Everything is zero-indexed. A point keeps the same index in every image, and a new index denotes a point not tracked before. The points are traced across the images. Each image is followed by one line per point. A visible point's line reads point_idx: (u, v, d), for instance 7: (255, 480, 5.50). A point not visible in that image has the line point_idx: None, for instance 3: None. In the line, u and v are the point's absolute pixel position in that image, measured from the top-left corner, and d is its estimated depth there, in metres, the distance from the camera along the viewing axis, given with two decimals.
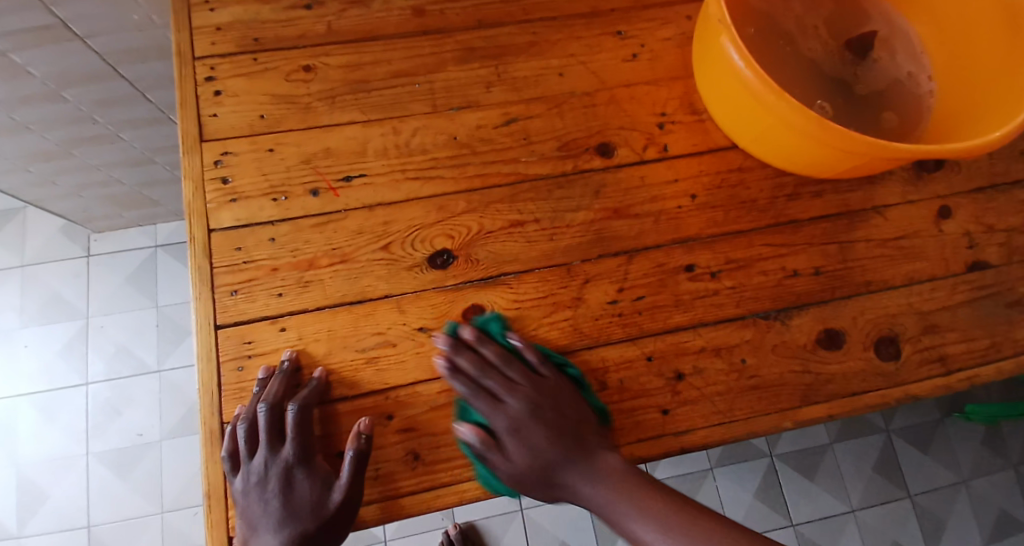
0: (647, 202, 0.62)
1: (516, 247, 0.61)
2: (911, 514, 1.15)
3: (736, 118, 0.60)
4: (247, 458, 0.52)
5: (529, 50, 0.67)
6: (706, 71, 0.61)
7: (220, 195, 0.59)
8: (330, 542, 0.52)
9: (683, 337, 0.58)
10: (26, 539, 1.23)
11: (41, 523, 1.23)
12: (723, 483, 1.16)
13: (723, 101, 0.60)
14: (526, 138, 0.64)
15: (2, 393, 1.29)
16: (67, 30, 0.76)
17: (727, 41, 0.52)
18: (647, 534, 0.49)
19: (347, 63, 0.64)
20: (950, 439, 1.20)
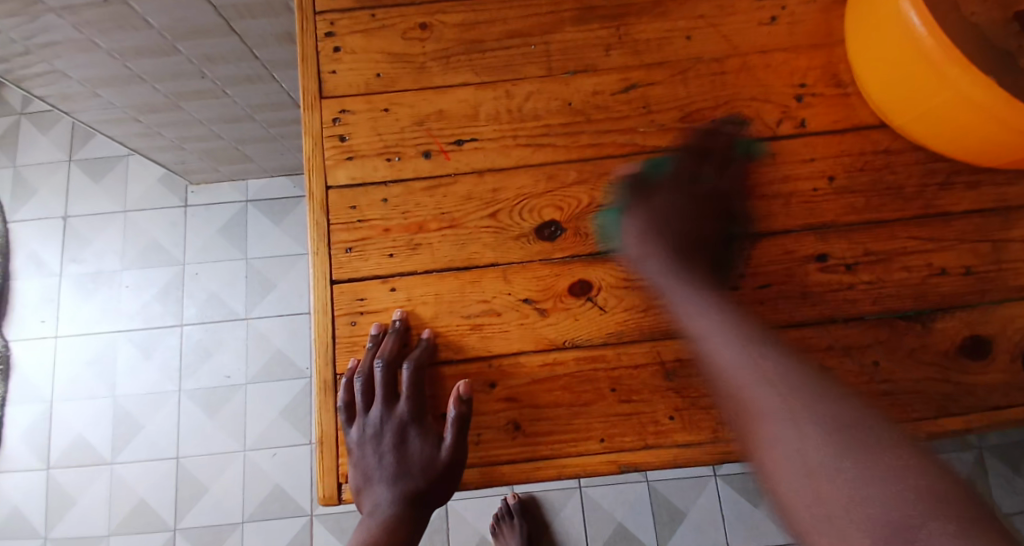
0: (777, 182, 0.57)
1: (628, 222, 0.58)
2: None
3: (892, 90, 0.53)
4: (362, 411, 0.53)
5: (653, 10, 0.62)
6: (863, 32, 0.55)
7: (338, 151, 0.60)
8: (436, 500, 0.53)
9: (808, 333, 0.55)
10: (118, 465, 1.34)
11: (134, 451, 1.34)
12: None
13: (878, 76, 0.54)
14: (645, 107, 0.60)
15: (104, 328, 1.39)
16: None
17: (906, 4, 0.47)
18: (769, 450, 0.44)
19: (463, 22, 0.62)
20: None
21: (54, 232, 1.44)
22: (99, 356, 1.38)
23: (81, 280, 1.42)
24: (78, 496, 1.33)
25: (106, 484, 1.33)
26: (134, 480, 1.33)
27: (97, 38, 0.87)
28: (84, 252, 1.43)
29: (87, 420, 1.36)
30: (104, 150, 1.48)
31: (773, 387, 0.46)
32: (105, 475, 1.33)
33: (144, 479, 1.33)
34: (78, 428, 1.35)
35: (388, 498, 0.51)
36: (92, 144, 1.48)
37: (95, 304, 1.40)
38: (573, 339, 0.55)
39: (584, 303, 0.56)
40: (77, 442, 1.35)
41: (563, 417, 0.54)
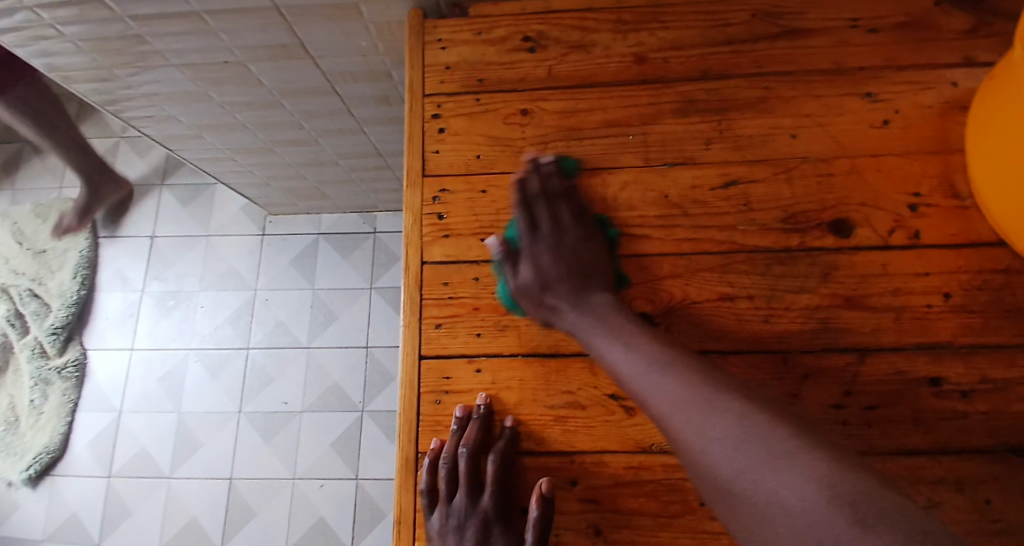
0: (887, 293, 0.55)
1: (723, 322, 0.56)
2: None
3: (1015, 211, 0.51)
4: (445, 496, 0.53)
5: (757, 106, 0.62)
6: (986, 148, 0.53)
7: (435, 230, 0.61)
8: None
9: (918, 462, 0.50)
10: (174, 482, 1.37)
11: (190, 469, 1.37)
12: None
13: (1000, 194, 0.52)
14: (746, 205, 0.59)
15: (177, 347, 1.46)
16: (302, 49, 0.81)
17: None
18: (704, 432, 0.41)
19: (562, 110, 0.64)
20: None
21: (142, 252, 1.54)
22: (169, 373, 1.44)
23: (162, 300, 1.50)
24: (131, 509, 1.36)
25: (161, 500, 1.36)
26: (188, 497, 1.35)
27: (213, 92, 0.93)
28: (167, 272, 1.51)
29: (151, 434, 1.40)
30: (193, 178, 1.58)
31: (675, 379, 0.45)
32: (161, 490, 1.36)
33: (197, 498, 1.35)
34: (142, 441, 1.40)
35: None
36: (183, 172, 1.59)
37: (172, 323, 1.48)
38: (660, 443, 0.53)
39: None
40: (138, 455, 1.39)
41: (647, 527, 0.52)
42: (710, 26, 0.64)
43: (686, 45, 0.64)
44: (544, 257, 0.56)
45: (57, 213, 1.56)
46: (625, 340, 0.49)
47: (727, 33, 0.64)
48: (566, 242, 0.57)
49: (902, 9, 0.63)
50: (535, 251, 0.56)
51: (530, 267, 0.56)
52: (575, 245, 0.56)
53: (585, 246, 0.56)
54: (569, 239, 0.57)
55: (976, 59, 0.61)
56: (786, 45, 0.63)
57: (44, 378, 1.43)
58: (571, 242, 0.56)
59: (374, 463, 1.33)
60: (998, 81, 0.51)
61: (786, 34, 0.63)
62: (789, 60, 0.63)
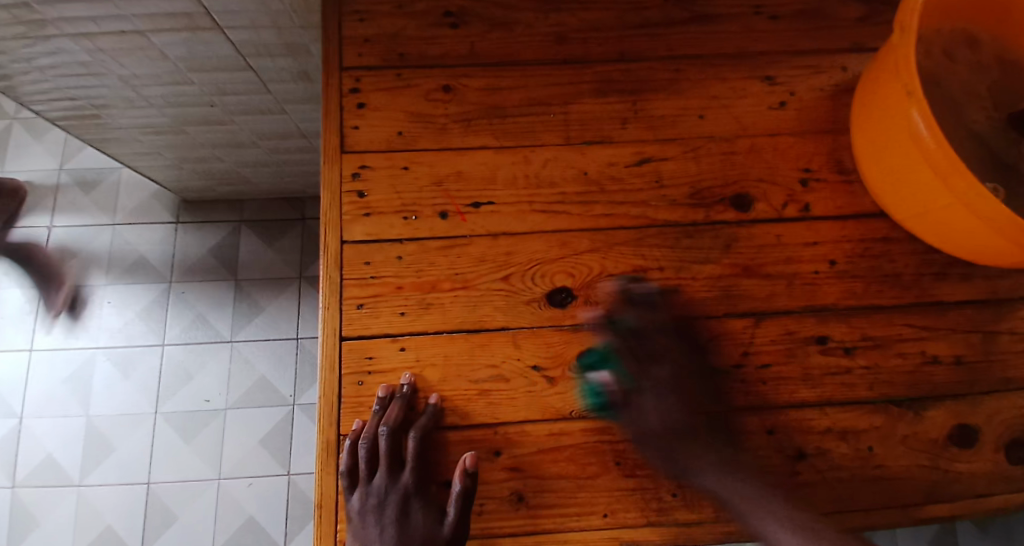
0: (783, 262, 0.59)
1: (638, 293, 0.59)
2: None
3: (894, 184, 0.56)
4: (366, 476, 0.53)
5: (670, 87, 0.65)
6: (870, 127, 0.58)
7: (354, 208, 0.60)
8: None
9: (809, 414, 0.55)
10: (86, 488, 1.28)
11: (102, 474, 1.28)
12: None
13: (882, 168, 0.57)
14: (659, 181, 0.62)
15: (81, 344, 1.36)
16: (209, 19, 0.77)
17: (917, 112, 0.49)
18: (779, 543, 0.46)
19: (484, 87, 0.64)
20: None
21: (37, 243, 1.41)
22: (74, 373, 1.34)
23: (62, 295, 1.38)
24: (38, 521, 1.26)
25: (71, 509, 1.26)
26: (101, 503, 1.27)
27: (111, 65, 0.87)
28: (68, 264, 1.40)
29: (54, 439, 1.30)
30: (95, 162, 1.47)
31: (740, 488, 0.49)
32: (71, 498, 1.27)
33: (111, 503, 1.27)
34: (44, 447, 1.30)
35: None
36: (82, 154, 1.47)
37: (75, 319, 1.37)
38: (580, 409, 0.56)
39: (593, 374, 0.56)
40: (40, 463, 1.29)
41: (567, 490, 0.54)
42: (626, 9, 0.67)
43: (604, 27, 0.67)
44: (658, 410, 0.53)
45: None
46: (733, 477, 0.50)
47: (642, 17, 0.67)
48: (655, 381, 0.53)
49: None
50: (657, 391, 0.53)
51: (658, 415, 0.52)
52: (671, 394, 0.53)
53: (677, 389, 0.53)
54: (661, 375, 0.54)
55: (860, 47, 0.67)
56: (696, 29, 0.67)
57: None
58: (671, 380, 0.54)
59: (304, 455, 1.30)
60: (880, 64, 0.56)
61: (696, 19, 0.67)
62: (699, 43, 0.66)
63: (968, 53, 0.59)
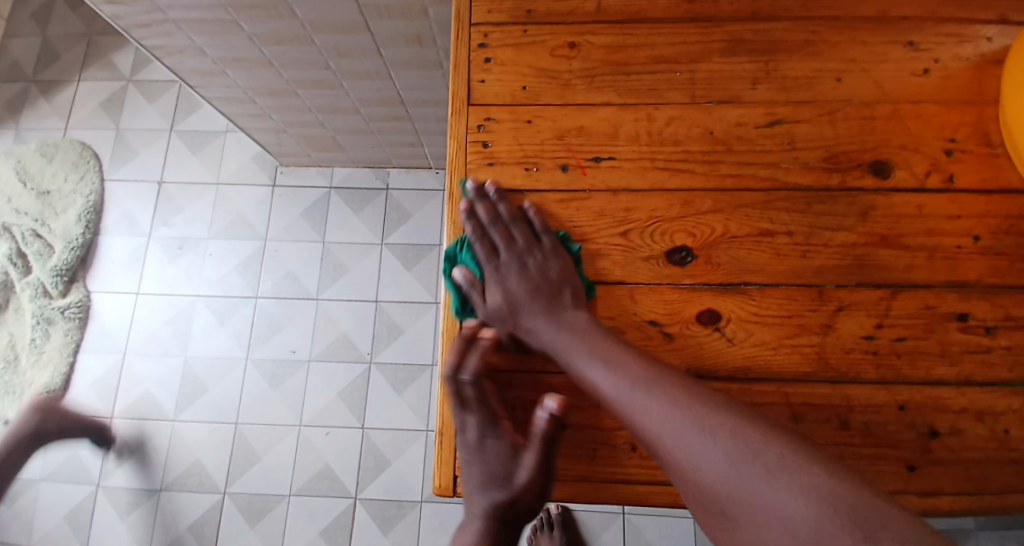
0: (922, 234, 0.56)
1: (762, 257, 0.57)
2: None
3: None
4: (449, 413, 0.55)
5: (804, 49, 0.63)
6: (1022, 103, 0.54)
7: (478, 157, 0.61)
8: (522, 512, 0.53)
9: (943, 392, 0.53)
10: (179, 424, 1.38)
11: (196, 412, 1.39)
12: None
13: None
14: (790, 143, 0.60)
15: (183, 291, 1.46)
16: None
17: None
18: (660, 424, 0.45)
19: (610, 45, 0.64)
20: None
21: (152, 196, 1.53)
22: (176, 317, 1.45)
23: (169, 245, 1.49)
24: (134, 451, 1.37)
25: (165, 442, 1.37)
26: (192, 441, 1.37)
27: (244, 23, 0.93)
28: (175, 218, 1.51)
29: (155, 377, 1.41)
30: (205, 123, 1.57)
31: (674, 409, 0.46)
32: (165, 433, 1.38)
33: (201, 442, 1.37)
34: (145, 384, 1.41)
35: (482, 507, 0.52)
36: (194, 115, 1.58)
37: (179, 268, 1.48)
38: (698, 367, 0.54)
39: (712, 333, 0.55)
40: (141, 399, 1.40)
41: None
42: None
43: None
44: (510, 280, 0.56)
45: (63, 153, 1.55)
46: (563, 327, 0.53)
47: None
48: (501, 267, 0.56)
49: None
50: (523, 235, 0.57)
51: (497, 290, 0.56)
52: (540, 268, 0.56)
53: (559, 272, 0.56)
54: (507, 265, 0.56)
55: (1017, 13, 0.62)
56: None
57: (46, 317, 1.43)
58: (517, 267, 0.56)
59: (382, 409, 1.36)
60: None
61: None
62: (836, 6, 0.64)
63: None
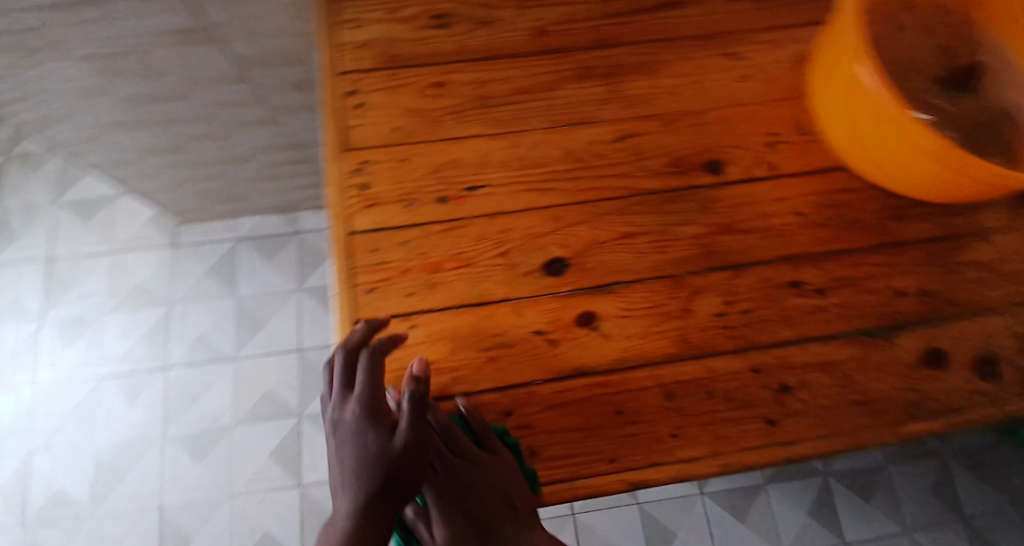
0: (755, 218, 0.65)
1: (626, 258, 0.65)
2: (970, 541, 1.16)
3: (857, 141, 0.62)
4: (338, 394, 0.53)
5: (640, 70, 0.71)
6: (827, 94, 0.64)
7: (359, 200, 0.64)
8: (399, 501, 0.48)
9: (787, 351, 0.61)
10: (98, 518, 1.29)
11: (115, 501, 1.30)
12: (778, 500, 1.20)
13: (845, 128, 0.63)
14: (638, 154, 0.68)
15: (88, 373, 1.38)
16: (213, 35, 0.82)
17: (865, 68, 0.54)
18: None
19: (474, 80, 0.69)
20: (1015, 469, 1.20)
21: (42, 276, 1.45)
22: (83, 402, 1.37)
23: (67, 324, 1.41)
24: None
25: (82, 538, 1.28)
26: (114, 533, 1.28)
27: (119, 86, 0.91)
28: (70, 295, 1.44)
29: (65, 470, 1.32)
30: (93, 192, 1.51)
31: None
32: (83, 530, 1.29)
33: (124, 533, 1.28)
34: (57, 480, 1.32)
35: (356, 491, 0.47)
36: (80, 186, 1.51)
37: (80, 348, 1.40)
38: (580, 366, 0.61)
39: (590, 333, 0.62)
40: (52, 497, 1.31)
41: (576, 440, 0.59)
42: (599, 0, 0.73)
43: (580, 18, 0.72)
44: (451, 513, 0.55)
45: None
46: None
47: (611, 8, 0.73)
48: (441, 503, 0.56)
49: None
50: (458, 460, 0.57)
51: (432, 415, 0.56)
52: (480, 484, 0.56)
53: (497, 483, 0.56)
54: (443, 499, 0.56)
55: (812, 21, 0.73)
56: (663, 15, 0.73)
57: None
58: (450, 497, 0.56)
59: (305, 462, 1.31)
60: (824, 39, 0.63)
61: (663, 6, 0.73)
62: (665, 28, 0.72)
63: (911, 14, 0.66)
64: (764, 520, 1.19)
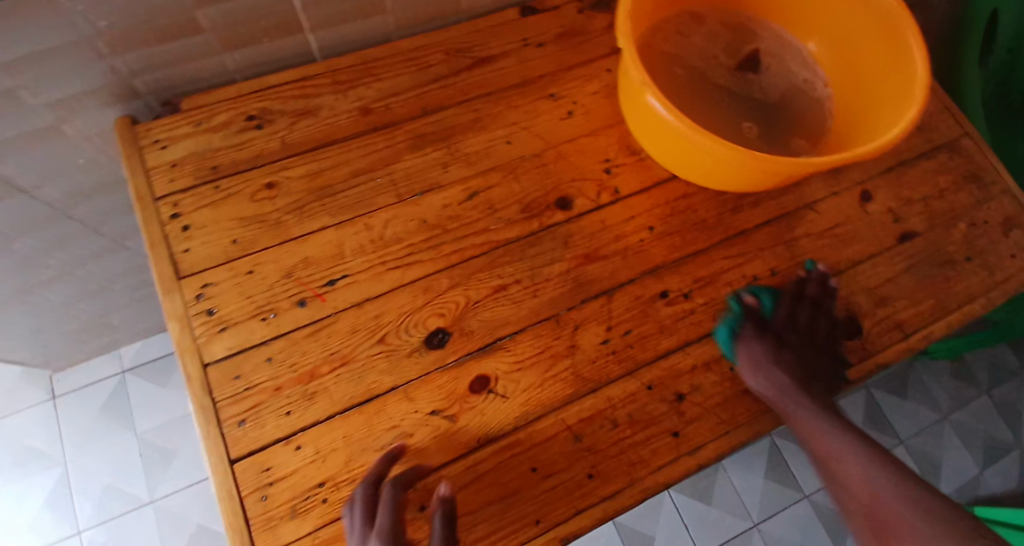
0: (612, 241, 0.69)
1: (504, 310, 0.64)
2: (911, 457, 1.29)
3: (671, 151, 0.67)
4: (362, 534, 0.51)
5: (474, 126, 0.73)
6: (635, 113, 0.68)
7: (208, 326, 0.61)
8: None
9: (674, 360, 0.63)
10: None
11: None
12: (735, 474, 1.26)
13: (657, 141, 0.67)
14: (491, 207, 0.69)
15: None
16: (11, 187, 0.72)
17: (651, 97, 0.58)
18: None
19: (307, 172, 0.68)
20: (925, 382, 1.35)
21: None
22: None
23: None
24: None
25: None
26: None
27: None
28: None
29: None
30: None
31: None
32: None
33: None
34: None
35: None
36: None
37: None
38: (485, 433, 0.59)
39: (487, 397, 0.60)
40: None
41: (497, 513, 0.57)
42: (416, 69, 0.75)
43: (402, 90, 0.74)
44: None
45: None
46: None
47: (431, 73, 0.75)
48: None
49: (553, 26, 0.79)
50: None
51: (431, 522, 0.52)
52: None
53: None
54: None
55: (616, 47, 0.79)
56: (481, 72, 0.76)
57: None
58: None
59: None
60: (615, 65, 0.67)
61: (477, 63, 0.76)
62: (486, 84, 0.76)
63: (696, 27, 0.72)
64: (729, 497, 1.24)
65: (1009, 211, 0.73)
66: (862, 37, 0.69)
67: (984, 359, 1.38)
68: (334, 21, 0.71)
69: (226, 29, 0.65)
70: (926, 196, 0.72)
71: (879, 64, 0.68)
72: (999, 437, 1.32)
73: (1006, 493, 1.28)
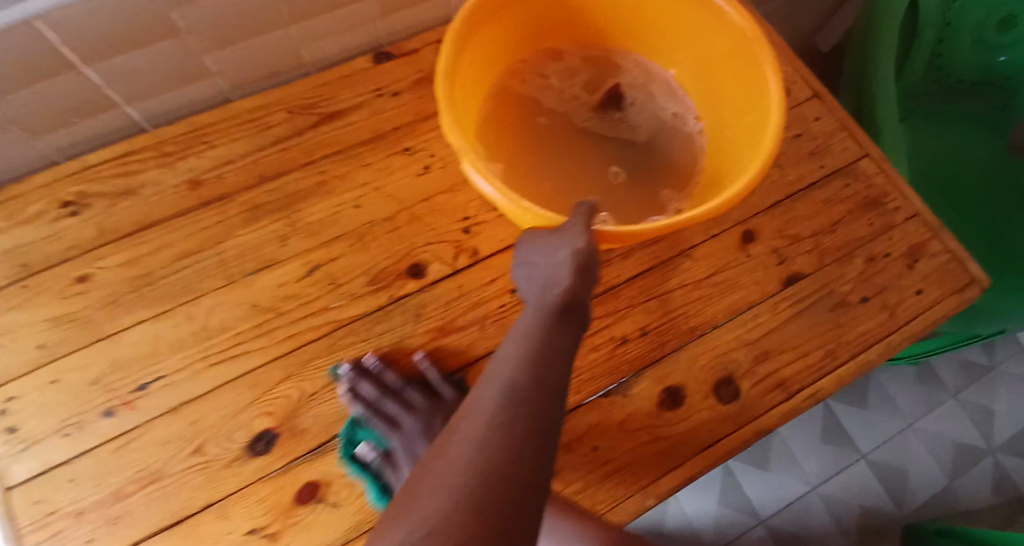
0: (468, 310, 0.64)
1: (343, 402, 0.60)
2: (874, 472, 1.15)
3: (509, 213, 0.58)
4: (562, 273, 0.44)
5: (319, 190, 0.68)
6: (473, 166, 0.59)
7: (10, 446, 0.57)
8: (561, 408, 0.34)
9: None
10: None
11: None
12: (687, 500, 1.11)
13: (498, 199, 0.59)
14: (333, 282, 0.64)
15: None
16: None
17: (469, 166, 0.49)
18: None
19: (126, 261, 0.64)
20: (886, 387, 1.20)
21: None
22: None
23: None
24: None
25: None
26: None
27: None
28: None
29: None
30: None
31: None
32: None
33: None
34: None
35: (509, 405, 0.32)
36: None
37: None
38: None
39: (316, 506, 0.56)
40: None
41: None
42: (256, 130, 0.69)
43: (238, 156, 0.68)
44: None
45: None
46: None
47: (272, 134, 0.69)
48: None
49: (410, 72, 0.73)
50: None
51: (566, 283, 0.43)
52: None
53: None
54: None
55: None
56: (328, 128, 0.70)
57: None
58: None
59: None
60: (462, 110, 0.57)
61: (325, 119, 0.71)
62: (335, 141, 0.70)
63: (555, 65, 0.67)
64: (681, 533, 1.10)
65: (914, 239, 0.64)
66: (722, 68, 0.62)
67: (951, 359, 1.23)
68: (152, 92, 0.66)
69: (26, 117, 0.61)
70: (816, 233, 0.64)
71: (741, 98, 0.59)
72: (972, 444, 1.18)
73: (981, 509, 1.14)
